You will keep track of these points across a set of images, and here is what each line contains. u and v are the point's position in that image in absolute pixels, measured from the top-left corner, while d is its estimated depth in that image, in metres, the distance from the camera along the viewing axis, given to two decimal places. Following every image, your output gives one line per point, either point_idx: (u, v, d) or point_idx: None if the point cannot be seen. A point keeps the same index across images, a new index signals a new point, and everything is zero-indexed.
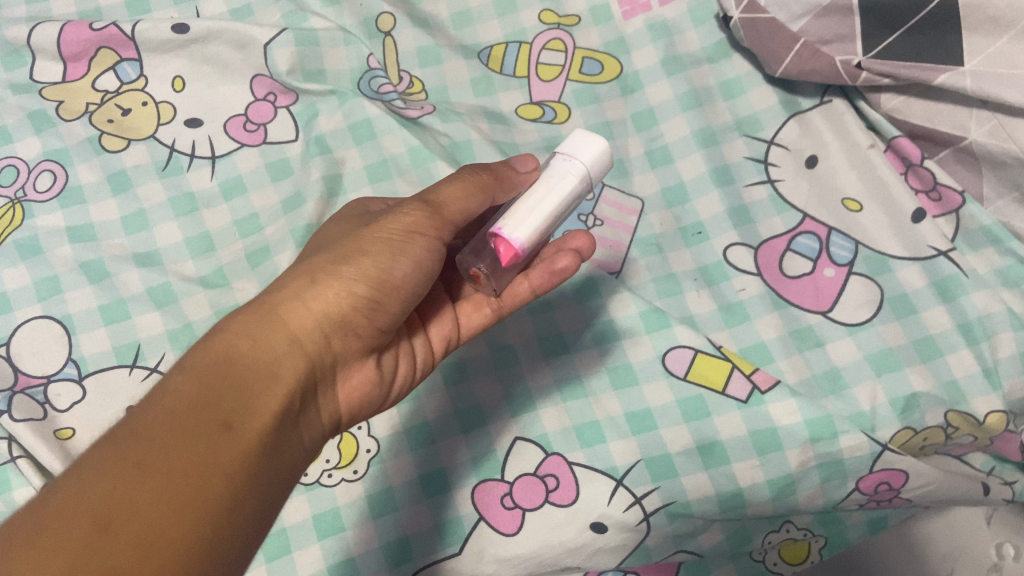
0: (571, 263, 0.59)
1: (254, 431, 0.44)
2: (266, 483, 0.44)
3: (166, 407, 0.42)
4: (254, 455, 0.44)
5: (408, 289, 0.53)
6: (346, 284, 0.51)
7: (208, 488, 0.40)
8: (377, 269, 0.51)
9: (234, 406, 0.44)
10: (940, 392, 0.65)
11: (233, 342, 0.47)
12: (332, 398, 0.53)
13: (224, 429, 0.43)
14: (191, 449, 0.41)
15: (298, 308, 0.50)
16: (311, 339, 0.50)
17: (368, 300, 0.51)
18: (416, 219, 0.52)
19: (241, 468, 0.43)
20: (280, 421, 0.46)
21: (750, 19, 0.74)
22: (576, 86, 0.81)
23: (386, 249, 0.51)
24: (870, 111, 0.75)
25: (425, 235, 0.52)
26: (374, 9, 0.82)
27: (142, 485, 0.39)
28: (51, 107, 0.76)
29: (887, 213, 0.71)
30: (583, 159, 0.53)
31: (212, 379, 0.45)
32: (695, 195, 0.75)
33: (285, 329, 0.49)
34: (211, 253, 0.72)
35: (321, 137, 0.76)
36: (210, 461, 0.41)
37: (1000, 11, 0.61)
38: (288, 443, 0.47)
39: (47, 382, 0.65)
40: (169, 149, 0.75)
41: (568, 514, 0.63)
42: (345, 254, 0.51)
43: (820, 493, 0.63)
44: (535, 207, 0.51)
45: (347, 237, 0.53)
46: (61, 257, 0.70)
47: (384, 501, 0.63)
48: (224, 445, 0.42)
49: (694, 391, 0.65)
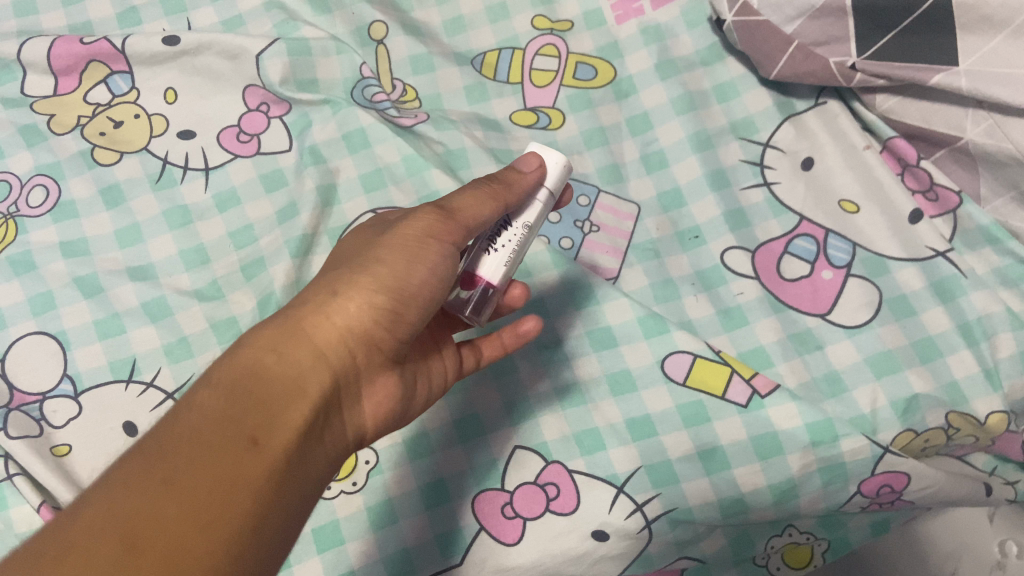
0: (536, 325, 0.62)
1: (279, 447, 0.44)
2: (290, 498, 0.44)
3: (191, 425, 0.43)
4: (278, 472, 0.43)
5: (430, 298, 0.51)
6: (367, 295, 0.49)
7: (233, 505, 0.41)
8: (395, 279, 0.50)
9: (259, 422, 0.44)
10: (941, 394, 0.65)
11: (258, 356, 0.46)
12: (357, 411, 0.52)
13: (249, 445, 0.43)
14: (217, 466, 0.41)
15: (321, 321, 0.49)
16: (336, 353, 0.49)
17: (389, 312, 0.50)
18: (431, 223, 0.51)
19: (266, 485, 0.42)
20: (305, 435, 0.46)
21: (744, 22, 0.73)
22: (570, 91, 0.80)
23: (404, 257, 0.50)
24: (866, 113, 0.74)
25: (440, 241, 0.51)
26: (365, 17, 0.82)
27: (168, 504, 0.39)
28: (42, 122, 0.75)
29: (884, 214, 0.71)
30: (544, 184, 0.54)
31: (238, 395, 0.44)
32: (691, 200, 0.75)
33: (310, 343, 0.48)
34: (205, 265, 0.71)
35: (315, 147, 0.75)
36: (234, 478, 0.41)
37: (994, 11, 0.60)
38: (312, 458, 0.47)
39: (42, 399, 0.65)
40: (162, 161, 0.74)
41: (569, 523, 0.63)
42: (362, 264, 0.51)
43: (822, 497, 0.63)
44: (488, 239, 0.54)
45: (366, 248, 0.52)
46: (54, 272, 0.69)
47: (385, 513, 0.63)
48: (249, 461, 0.42)
49: (694, 397, 0.64)
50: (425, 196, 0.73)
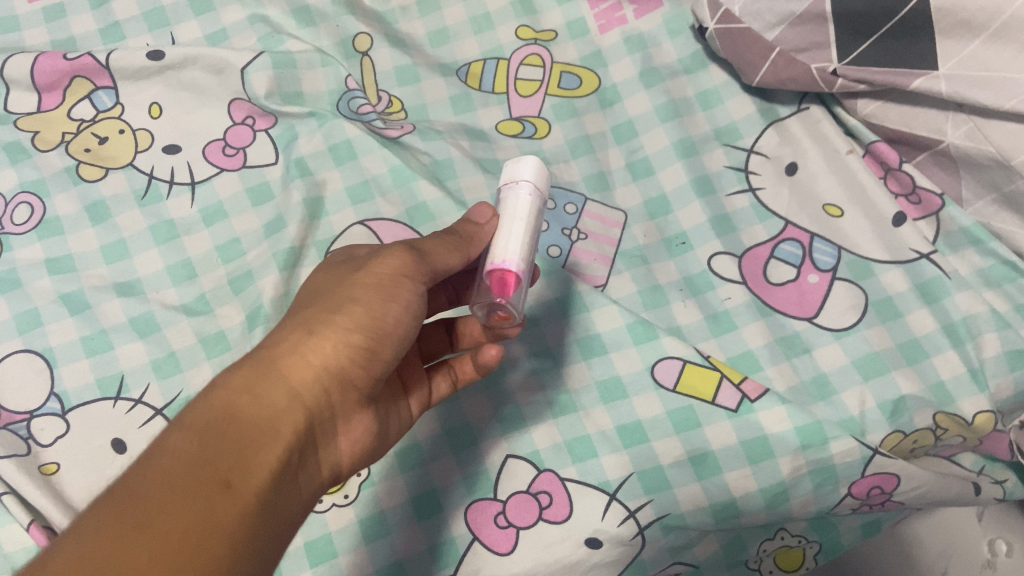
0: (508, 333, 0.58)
1: (254, 488, 0.43)
2: (265, 539, 0.43)
3: (165, 465, 0.41)
4: (254, 513, 0.42)
5: (402, 333, 0.52)
6: (342, 333, 0.49)
7: (207, 548, 0.39)
8: (371, 317, 0.50)
9: (234, 463, 0.43)
10: (927, 395, 0.65)
11: (232, 397, 0.45)
12: (334, 448, 0.51)
13: (224, 487, 0.42)
14: (190, 507, 0.40)
15: (296, 360, 0.48)
16: (311, 392, 0.48)
17: (365, 350, 0.50)
18: (403, 262, 0.52)
19: (240, 527, 0.41)
20: (281, 476, 0.45)
21: (726, 29, 0.75)
22: (555, 100, 0.81)
23: (379, 296, 0.50)
24: (848, 117, 0.75)
25: (413, 279, 0.52)
26: (350, 30, 0.82)
27: (141, 549, 0.38)
28: (27, 139, 0.75)
29: (867, 217, 0.72)
30: (526, 175, 0.53)
31: (212, 435, 0.43)
32: (677, 206, 0.76)
33: (285, 383, 0.48)
34: (192, 280, 0.71)
35: (301, 159, 0.75)
36: (208, 521, 0.40)
37: (971, 15, 0.61)
38: (289, 497, 0.46)
39: (29, 418, 0.64)
40: (148, 177, 0.74)
41: (562, 531, 0.62)
42: (336, 302, 0.51)
43: (813, 499, 0.63)
44: (510, 239, 0.50)
45: (337, 284, 0.52)
46: (40, 289, 0.69)
47: (376, 525, 0.63)
48: (223, 504, 0.41)
49: (683, 402, 0.65)
50: (413, 208, 0.72)
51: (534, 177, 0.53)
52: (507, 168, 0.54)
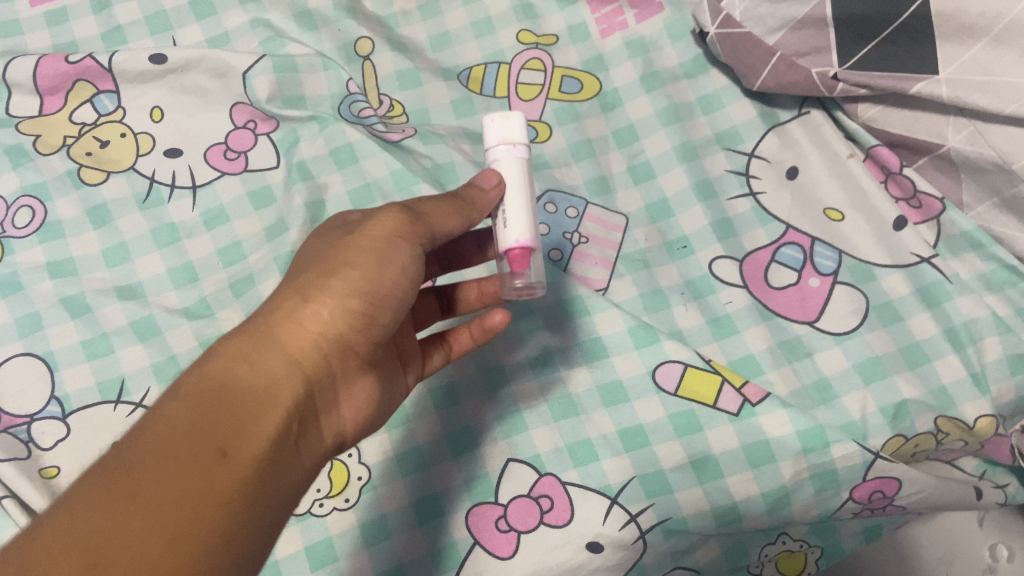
0: (503, 318, 0.61)
1: (252, 456, 0.42)
2: (266, 506, 0.43)
3: (161, 432, 0.41)
4: (253, 482, 0.42)
5: (400, 298, 0.52)
6: (339, 298, 0.50)
7: (206, 516, 0.39)
8: (368, 282, 0.50)
9: (231, 431, 0.42)
10: (928, 399, 0.65)
11: (229, 365, 0.45)
12: (337, 416, 0.51)
13: (221, 455, 0.41)
14: (188, 476, 0.39)
15: (293, 327, 0.49)
16: (310, 359, 0.49)
17: (363, 315, 0.50)
18: (399, 223, 0.52)
19: (239, 495, 0.41)
20: (281, 441, 0.45)
21: (726, 34, 0.75)
22: (556, 104, 0.81)
23: (375, 258, 0.51)
24: (848, 121, 0.75)
25: (410, 240, 0.52)
26: (352, 34, 0.82)
27: (135, 519, 0.37)
28: (28, 142, 0.75)
29: (868, 221, 0.72)
30: (513, 137, 0.54)
31: (208, 401, 0.43)
32: (678, 210, 0.76)
33: (282, 350, 0.48)
34: (194, 283, 0.71)
35: (303, 163, 0.75)
36: (206, 488, 0.39)
37: (972, 20, 0.61)
38: (291, 463, 0.45)
39: (30, 421, 0.64)
40: (150, 180, 0.74)
41: (563, 535, 0.62)
42: (332, 267, 0.51)
43: (815, 504, 0.63)
44: (520, 213, 0.53)
45: (331, 250, 0.52)
46: (41, 293, 0.69)
47: (377, 529, 0.63)
48: (221, 471, 0.40)
49: (685, 405, 0.64)
50: None
51: (520, 137, 0.54)
52: (489, 129, 0.54)
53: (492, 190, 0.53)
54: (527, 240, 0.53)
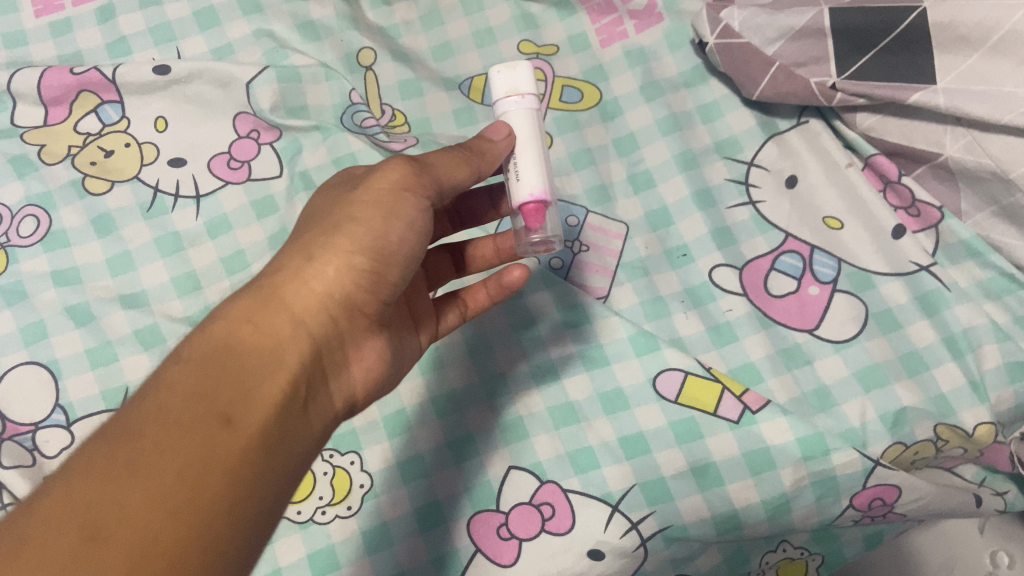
0: (521, 273, 0.62)
1: (256, 421, 0.43)
2: (274, 466, 0.43)
3: (162, 401, 0.42)
4: (257, 446, 0.43)
5: (408, 255, 0.52)
6: (343, 256, 0.49)
7: (209, 482, 0.40)
8: (373, 238, 0.50)
9: (233, 396, 0.43)
10: (928, 406, 0.65)
11: (232, 329, 0.46)
12: (346, 377, 0.52)
13: (223, 422, 0.42)
14: (188, 444, 0.40)
15: (298, 287, 0.49)
16: (315, 320, 0.49)
17: (369, 273, 0.50)
18: (402, 176, 0.51)
19: (243, 459, 0.42)
20: (288, 403, 0.46)
21: (726, 44, 0.76)
22: (557, 113, 0.82)
23: (379, 213, 0.50)
24: (847, 130, 0.76)
25: (415, 192, 0.51)
26: (354, 45, 0.83)
27: (134, 487, 0.38)
28: (33, 152, 0.76)
29: (867, 228, 0.73)
30: (521, 88, 0.53)
31: (209, 368, 0.44)
32: (678, 218, 0.76)
33: (288, 311, 0.48)
34: (197, 292, 0.71)
35: (305, 172, 0.76)
36: (207, 456, 0.40)
37: (969, 30, 0.62)
38: (298, 424, 0.46)
39: (35, 429, 0.65)
40: (153, 190, 0.75)
41: (564, 542, 0.63)
42: (336, 224, 0.50)
43: (815, 511, 0.63)
44: (534, 166, 0.53)
45: (337, 206, 0.52)
46: (46, 301, 0.69)
47: (379, 536, 0.63)
48: (222, 438, 0.41)
49: (685, 413, 0.65)
50: None
51: (529, 88, 0.54)
52: (496, 82, 0.54)
53: (502, 142, 0.53)
54: (543, 192, 0.53)
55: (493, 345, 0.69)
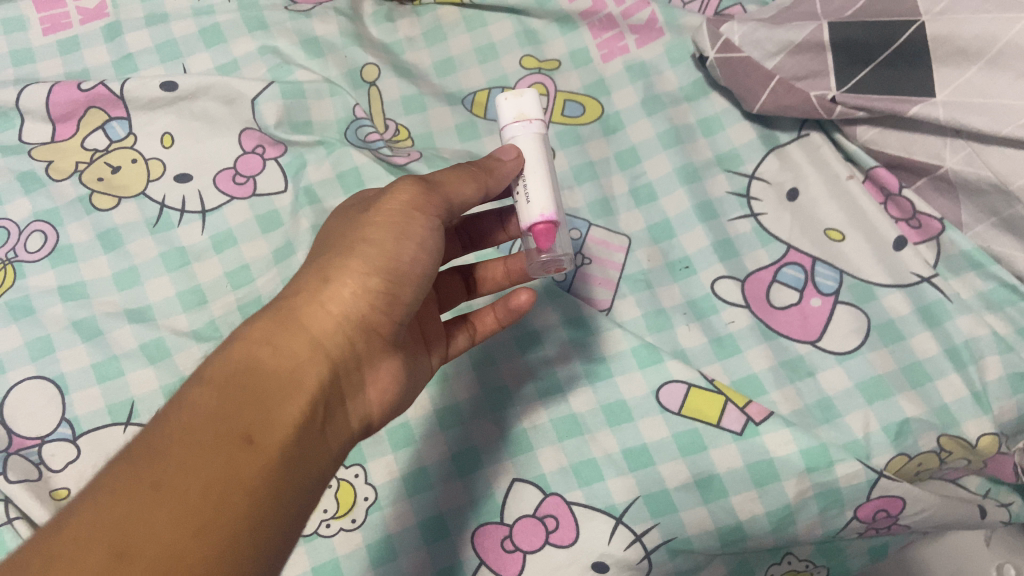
0: (528, 300, 0.63)
1: (276, 443, 0.44)
2: (295, 487, 0.44)
3: (186, 422, 0.42)
4: (278, 467, 0.43)
5: (422, 274, 0.52)
6: (358, 278, 0.50)
7: (231, 504, 0.40)
8: (386, 259, 0.50)
9: (254, 418, 0.44)
10: (930, 417, 0.65)
11: (251, 350, 0.47)
12: (365, 398, 0.52)
13: (244, 443, 0.42)
14: (210, 466, 0.41)
15: (316, 309, 0.49)
16: (332, 342, 0.49)
17: (384, 294, 0.50)
18: (414, 196, 0.52)
19: (265, 480, 0.42)
20: (308, 423, 0.46)
21: (726, 58, 0.76)
22: (559, 127, 0.82)
23: (392, 234, 0.51)
24: (848, 143, 0.77)
25: (426, 213, 0.52)
26: (358, 60, 0.84)
27: (160, 509, 0.39)
28: (41, 168, 0.77)
29: (868, 241, 0.73)
30: (529, 113, 0.54)
31: (230, 389, 0.44)
32: (680, 231, 0.77)
33: (306, 333, 0.48)
34: (203, 306, 0.72)
35: (310, 187, 0.76)
36: (230, 478, 0.41)
37: (967, 43, 0.63)
38: (319, 444, 0.47)
39: (41, 443, 0.65)
40: (159, 206, 0.75)
41: (568, 555, 0.63)
42: (350, 245, 0.51)
43: (819, 523, 0.63)
44: (544, 188, 0.53)
45: (351, 226, 0.53)
46: (53, 316, 0.70)
47: (384, 550, 0.63)
48: (244, 460, 0.42)
49: (689, 425, 0.65)
50: None
51: (537, 113, 0.55)
52: (504, 108, 0.55)
53: (509, 163, 0.53)
54: (552, 213, 0.53)
55: (497, 359, 0.70)
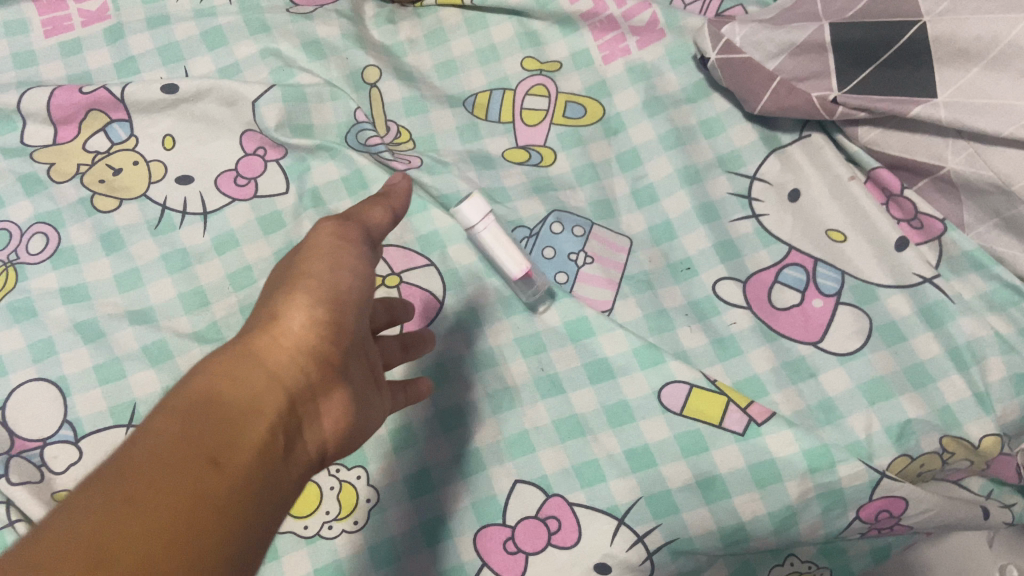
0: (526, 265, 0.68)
1: (241, 467, 0.41)
2: (260, 517, 0.41)
3: (144, 447, 0.39)
4: (245, 492, 0.40)
5: (359, 304, 0.52)
6: (304, 310, 0.49)
7: (202, 525, 0.37)
8: (325, 288, 0.50)
9: (217, 441, 0.40)
10: (933, 418, 0.65)
11: (209, 382, 0.43)
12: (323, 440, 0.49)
13: (212, 465, 0.39)
14: (177, 485, 0.37)
15: (268, 343, 0.47)
16: (290, 373, 0.47)
17: (329, 324, 0.49)
18: (336, 231, 0.53)
19: (233, 503, 0.39)
20: (272, 452, 0.43)
21: (727, 59, 0.76)
22: (561, 129, 0.83)
23: (327, 266, 0.51)
24: (849, 144, 0.77)
25: (353, 242, 0.53)
26: (359, 63, 0.84)
27: (130, 525, 0.35)
28: (43, 170, 0.77)
29: (870, 242, 0.73)
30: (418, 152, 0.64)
31: (190, 415, 0.41)
32: (681, 232, 0.77)
33: (261, 365, 0.46)
34: (204, 307, 0.72)
35: (315, 189, 0.76)
36: (199, 496, 0.38)
37: (969, 43, 0.63)
38: (283, 477, 0.44)
39: (43, 445, 0.65)
40: (161, 208, 0.76)
41: (570, 557, 0.63)
42: (290, 283, 0.50)
43: (822, 523, 0.63)
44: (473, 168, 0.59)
45: (284, 274, 0.52)
46: (54, 318, 0.70)
47: (384, 552, 0.63)
48: (212, 482, 0.39)
49: (691, 426, 0.65)
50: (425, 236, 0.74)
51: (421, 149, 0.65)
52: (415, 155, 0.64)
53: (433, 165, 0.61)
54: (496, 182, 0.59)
55: (499, 360, 0.69)
